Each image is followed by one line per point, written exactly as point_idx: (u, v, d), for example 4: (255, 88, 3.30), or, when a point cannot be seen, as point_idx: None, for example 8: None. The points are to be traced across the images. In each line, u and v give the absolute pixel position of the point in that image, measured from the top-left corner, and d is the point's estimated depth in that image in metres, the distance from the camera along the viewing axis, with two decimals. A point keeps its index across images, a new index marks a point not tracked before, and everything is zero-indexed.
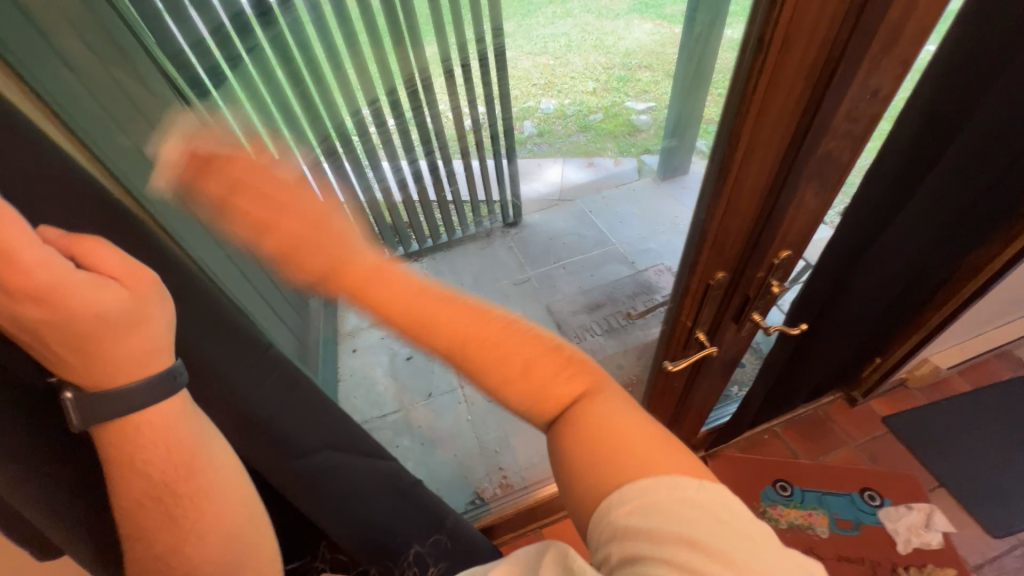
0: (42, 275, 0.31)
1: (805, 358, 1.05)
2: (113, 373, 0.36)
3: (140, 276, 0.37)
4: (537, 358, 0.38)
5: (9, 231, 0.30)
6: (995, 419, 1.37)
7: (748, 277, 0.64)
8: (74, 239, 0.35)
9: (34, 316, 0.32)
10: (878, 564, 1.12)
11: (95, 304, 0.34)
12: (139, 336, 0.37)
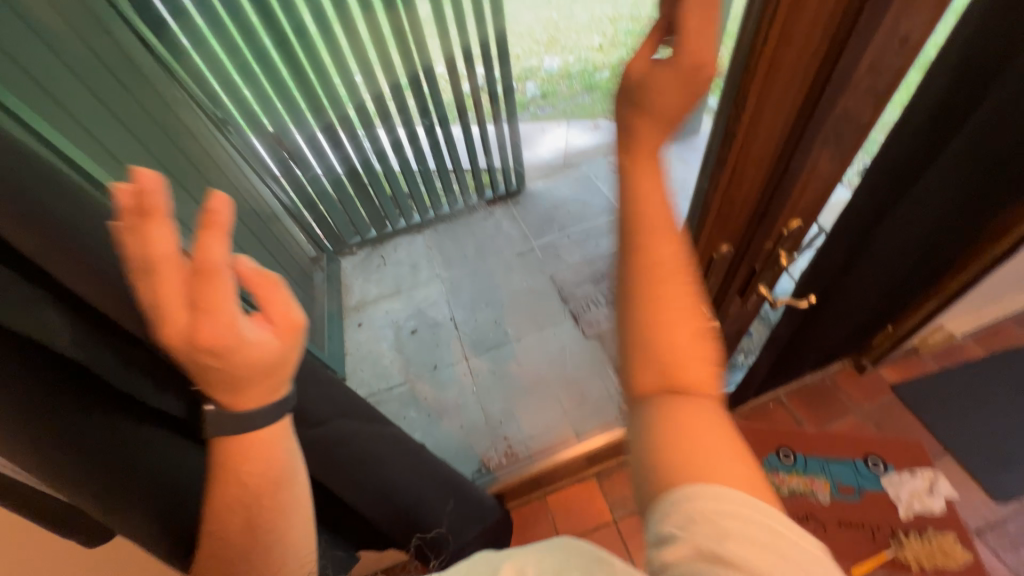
0: (225, 327, 0.36)
1: (813, 329, 1.02)
2: (246, 402, 0.41)
3: (291, 326, 0.41)
4: (696, 326, 0.35)
5: (218, 291, 0.36)
6: (1010, 386, 1.34)
7: (756, 250, 0.60)
8: (257, 281, 0.39)
9: (206, 360, 0.36)
10: (878, 529, 1.13)
11: (253, 356, 0.38)
12: (270, 380, 0.41)
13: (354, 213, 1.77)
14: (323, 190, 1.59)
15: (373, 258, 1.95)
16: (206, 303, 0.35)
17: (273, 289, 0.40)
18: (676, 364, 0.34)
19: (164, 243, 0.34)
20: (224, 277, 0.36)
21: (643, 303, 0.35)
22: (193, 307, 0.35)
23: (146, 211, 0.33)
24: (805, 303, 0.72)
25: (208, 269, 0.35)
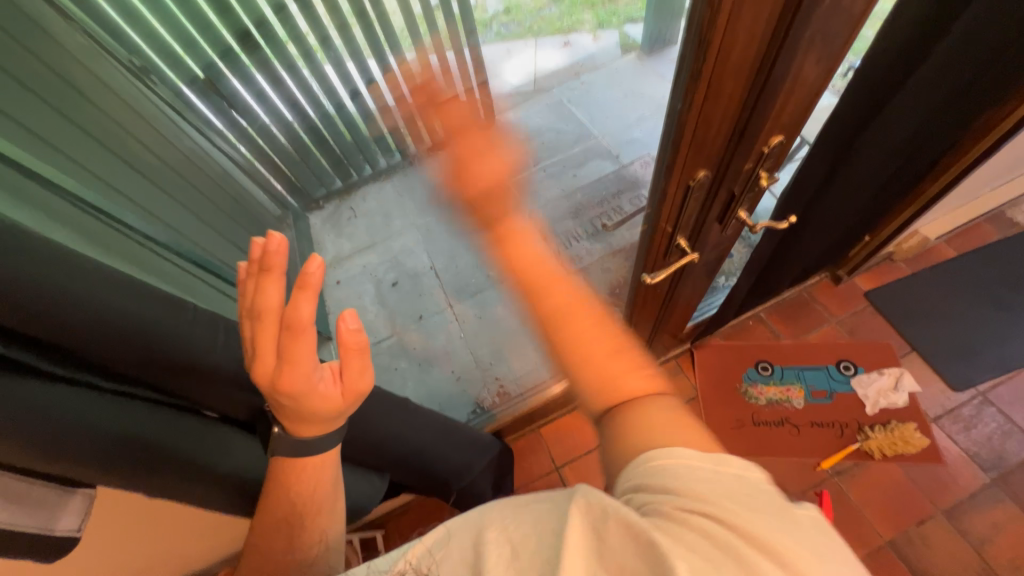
0: (300, 377, 0.40)
1: (789, 247, 1.01)
2: (308, 429, 0.45)
3: (359, 388, 0.43)
4: (601, 339, 0.51)
5: (304, 346, 0.39)
6: (976, 283, 1.38)
7: (735, 171, 0.56)
8: (348, 346, 0.40)
9: (280, 397, 0.41)
10: (845, 426, 1.21)
11: (315, 399, 0.42)
12: (325, 424, 0.45)
13: (314, 162, 1.70)
14: (274, 141, 1.55)
15: (342, 210, 1.89)
16: (290, 359, 0.39)
17: (359, 355, 0.41)
18: (609, 380, 0.48)
19: (270, 300, 0.38)
20: (310, 337, 0.38)
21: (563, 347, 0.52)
22: (278, 353, 0.39)
23: (269, 268, 0.37)
24: (785, 223, 0.70)
25: (294, 328, 0.37)
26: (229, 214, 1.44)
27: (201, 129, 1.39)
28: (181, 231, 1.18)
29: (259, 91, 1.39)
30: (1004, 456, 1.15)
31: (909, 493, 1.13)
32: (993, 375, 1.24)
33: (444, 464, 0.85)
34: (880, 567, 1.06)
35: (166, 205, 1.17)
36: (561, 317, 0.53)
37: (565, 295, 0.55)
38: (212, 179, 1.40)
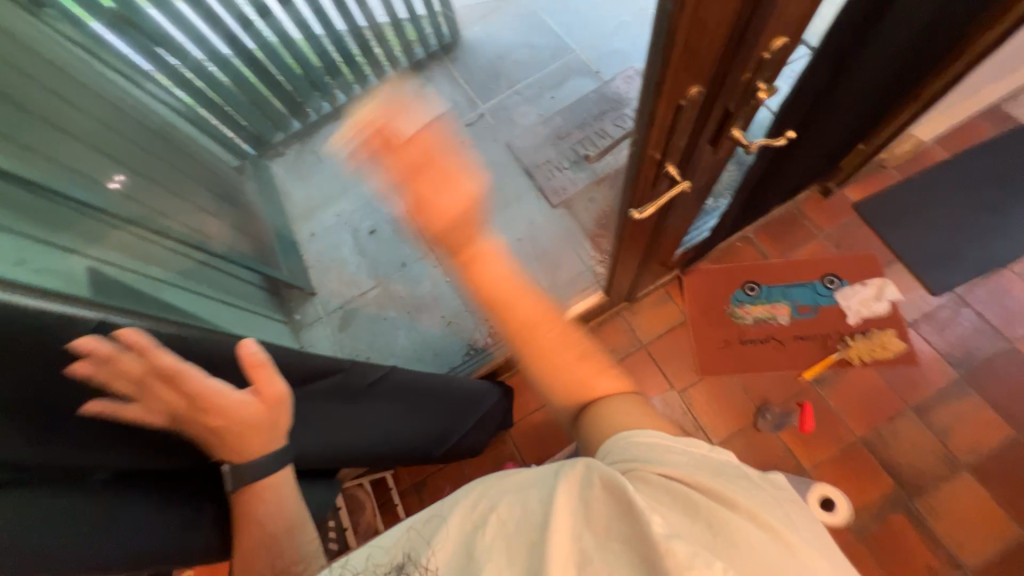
0: (214, 395, 0.50)
1: (781, 165, 0.96)
2: (246, 447, 0.55)
3: (275, 398, 0.55)
4: (571, 352, 0.71)
5: (196, 383, 0.49)
6: (966, 184, 1.36)
7: (733, 83, 0.49)
8: (254, 368, 0.53)
9: (212, 421, 0.51)
10: (828, 337, 1.25)
11: (236, 416, 0.52)
12: (260, 434, 0.55)
13: (268, 105, 1.61)
14: (215, 82, 1.41)
15: (304, 154, 1.77)
16: (196, 391, 0.49)
17: (262, 368, 0.53)
18: (576, 386, 0.69)
19: (133, 369, 0.46)
20: (190, 369, 0.49)
21: (531, 356, 0.72)
22: (184, 392, 0.49)
23: (140, 348, 0.46)
24: (783, 139, 0.63)
25: (175, 370, 0.48)
26: (191, 177, 1.34)
27: (129, 77, 1.22)
28: (137, 200, 1.09)
29: (187, 24, 1.27)
30: (972, 353, 1.21)
31: (882, 393, 1.20)
32: (971, 277, 1.27)
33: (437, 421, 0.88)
34: (852, 460, 1.16)
35: (118, 173, 1.07)
36: (529, 327, 0.72)
37: (529, 307, 0.72)
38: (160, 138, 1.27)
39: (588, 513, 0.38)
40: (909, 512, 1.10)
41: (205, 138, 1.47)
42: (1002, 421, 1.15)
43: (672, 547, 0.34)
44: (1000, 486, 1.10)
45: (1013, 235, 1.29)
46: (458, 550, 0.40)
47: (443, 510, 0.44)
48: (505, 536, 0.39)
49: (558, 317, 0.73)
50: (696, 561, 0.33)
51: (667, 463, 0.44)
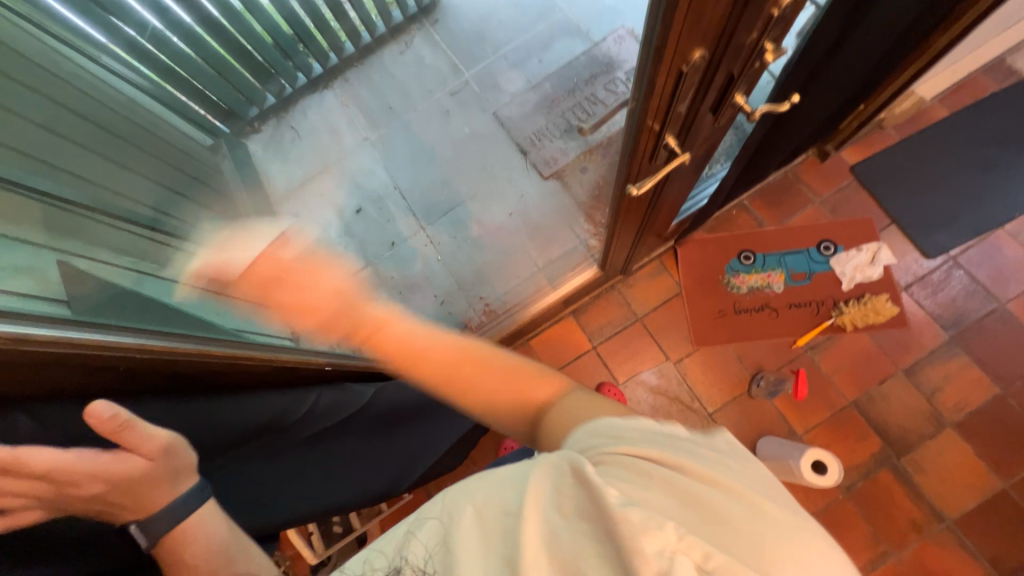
0: (71, 472, 0.44)
1: (780, 131, 0.92)
2: (138, 500, 0.50)
3: (161, 451, 0.49)
4: (492, 375, 0.59)
5: (47, 460, 0.42)
6: (966, 143, 1.33)
7: (738, 44, 0.45)
8: (115, 430, 0.45)
9: (86, 490, 0.46)
10: (822, 304, 1.25)
11: (113, 476, 0.47)
12: (150, 487, 0.50)
13: (239, 78, 1.51)
14: (177, 53, 1.31)
15: (282, 130, 1.70)
16: (39, 473, 0.42)
17: (127, 430, 0.46)
18: (508, 402, 0.58)
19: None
20: (30, 451, 0.41)
21: (456, 392, 0.59)
22: (36, 475, 0.42)
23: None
24: (786, 104, 0.60)
25: (8, 458, 0.41)
26: (166, 162, 1.27)
27: (84, 52, 1.12)
28: (114, 190, 1.02)
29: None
30: (963, 315, 1.22)
31: (873, 357, 1.22)
32: (965, 239, 1.26)
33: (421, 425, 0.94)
34: (843, 423, 1.18)
35: (93, 163, 0.99)
36: (450, 374, 0.60)
37: (434, 351, 0.62)
38: (129, 120, 1.19)
39: (558, 494, 0.40)
40: (895, 470, 1.14)
41: (175, 118, 1.38)
42: (989, 380, 1.17)
43: (627, 515, 0.35)
44: (983, 442, 1.14)
45: (1010, 194, 1.28)
46: (441, 545, 0.42)
47: (424, 510, 0.47)
48: (481, 528, 0.41)
49: (465, 346, 0.62)
50: (649, 523, 0.35)
51: (622, 441, 0.44)
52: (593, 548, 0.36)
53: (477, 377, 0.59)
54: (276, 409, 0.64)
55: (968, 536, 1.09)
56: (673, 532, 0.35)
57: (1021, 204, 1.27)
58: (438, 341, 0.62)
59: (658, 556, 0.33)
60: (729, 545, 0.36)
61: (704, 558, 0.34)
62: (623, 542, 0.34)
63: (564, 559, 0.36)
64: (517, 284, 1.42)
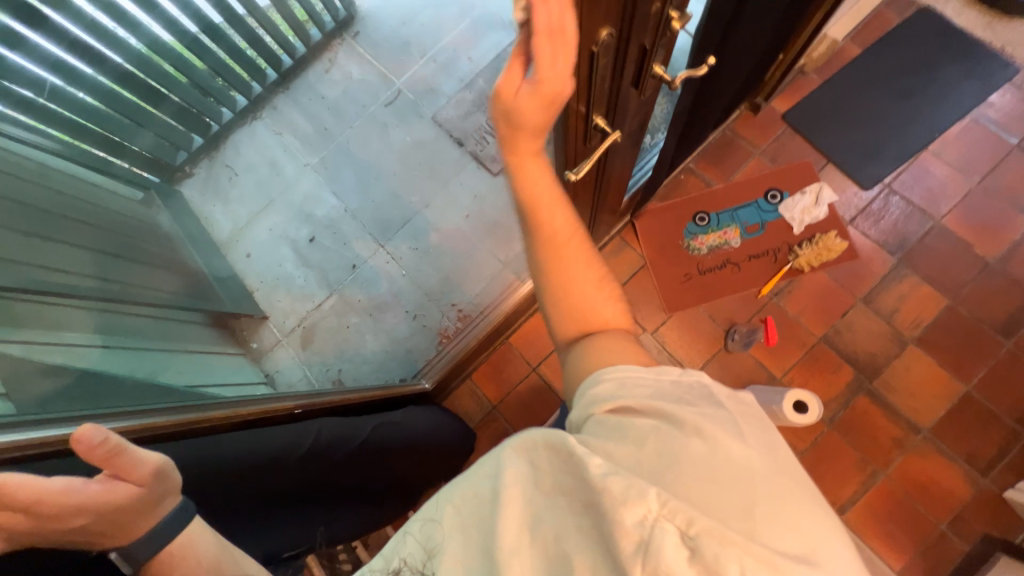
0: (57, 502, 0.45)
1: (707, 93, 0.94)
2: (128, 528, 0.50)
3: (152, 472, 0.50)
4: (591, 276, 0.54)
5: (34, 491, 0.45)
6: (881, 75, 1.40)
7: (642, 14, 0.45)
8: (105, 459, 0.48)
9: (69, 523, 0.46)
10: (778, 251, 1.30)
11: (103, 503, 0.47)
12: (140, 515, 0.50)
13: (158, 124, 1.43)
14: (86, 108, 1.22)
15: (218, 170, 1.62)
16: (30, 502, 0.44)
17: (119, 454, 0.48)
18: (583, 307, 0.53)
19: None
20: (23, 478, 0.45)
21: (552, 265, 0.53)
22: (24, 506, 0.44)
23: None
24: (703, 68, 0.61)
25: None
26: (88, 223, 1.17)
27: None
28: (30, 263, 0.93)
29: (30, 46, 1.04)
30: (906, 238, 1.29)
31: (834, 292, 1.27)
32: (896, 166, 1.33)
33: (419, 452, 0.97)
34: (817, 360, 1.24)
35: (13, 241, 0.93)
36: (558, 244, 0.52)
37: (563, 222, 0.52)
38: (45, 188, 1.10)
39: (538, 474, 0.45)
40: (870, 394, 1.20)
41: (100, 178, 1.30)
42: (938, 294, 1.25)
43: (609, 486, 0.38)
44: (942, 352, 1.21)
45: (928, 117, 1.35)
46: (433, 542, 0.49)
47: (419, 513, 0.52)
48: (462, 516, 0.48)
49: (581, 235, 0.55)
50: (629, 493, 0.37)
51: (625, 400, 0.46)
52: (573, 523, 0.40)
53: (563, 259, 0.53)
54: (279, 446, 0.70)
55: (944, 441, 1.16)
56: (655, 500, 0.36)
57: (939, 125, 1.34)
58: (554, 216, 0.51)
59: (640, 526, 0.35)
60: (714, 506, 0.36)
61: (687, 523, 0.34)
62: (606, 509, 0.38)
63: (545, 536, 0.41)
64: (486, 285, 1.41)
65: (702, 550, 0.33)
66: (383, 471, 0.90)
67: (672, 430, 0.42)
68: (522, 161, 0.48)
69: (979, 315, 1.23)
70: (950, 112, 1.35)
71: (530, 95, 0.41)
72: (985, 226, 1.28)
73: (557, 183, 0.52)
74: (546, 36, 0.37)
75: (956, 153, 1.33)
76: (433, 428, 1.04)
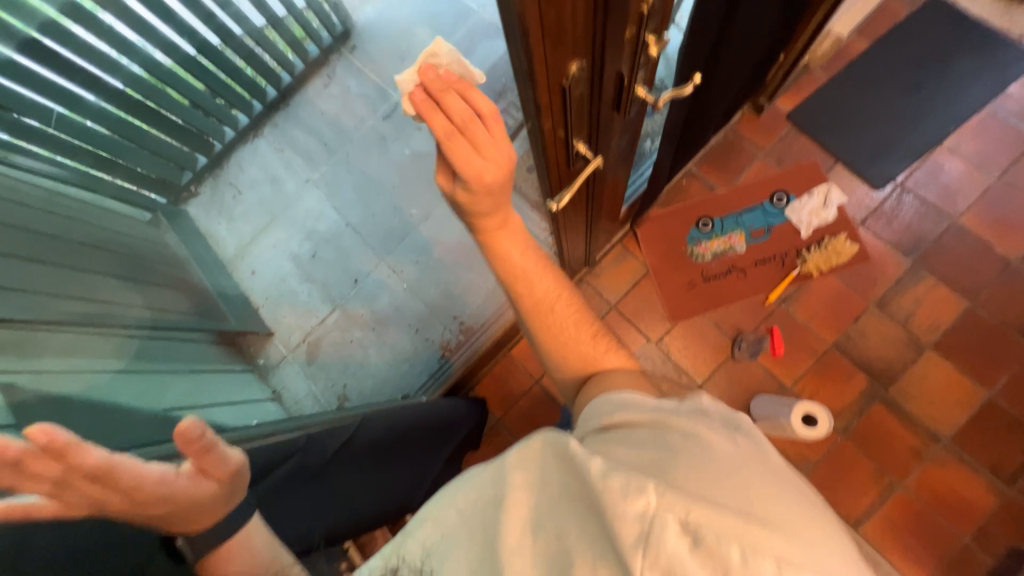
0: (152, 489, 0.50)
1: (702, 104, 0.92)
2: (198, 518, 0.53)
3: (233, 471, 0.55)
4: (582, 326, 0.57)
5: (131, 475, 0.49)
6: (891, 69, 1.35)
7: (615, 42, 0.44)
8: (198, 457, 0.52)
9: (154, 510, 0.50)
10: (785, 256, 1.26)
11: (188, 493, 0.52)
12: (211, 509, 0.54)
13: (163, 146, 1.45)
14: (94, 134, 1.26)
15: (222, 189, 1.64)
16: (126, 486, 0.48)
17: (207, 451, 0.52)
18: (580, 354, 0.57)
19: (52, 471, 0.45)
20: (124, 461, 0.48)
21: (543, 330, 0.57)
22: (122, 488, 0.48)
23: (59, 450, 0.44)
24: (689, 87, 0.60)
25: (106, 467, 0.47)
26: (101, 248, 1.20)
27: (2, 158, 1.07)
28: (43, 292, 0.94)
29: (40, 80, 1.09)
30: (921, 238, 1.24)
31: (845, 296, 1.23)
32: (909, 163, 1.28)
33: (432, 442, 0.99)
34: (828, 367, 1.20)
35: (35, 272, 0.97)
36: (544, 310, 0.57)
37: (545, 288, 0.57)
38: (56, 215, 1.13)
39: (544, 478, 0.42)
40: (886, 402, 1.16)
41: (108, 201, 1.34)
42: (956, 296, 1.19)
43: (608, 484, 0.35)
44: (961, 356, 1.16)
45: (942, 111, 1.30)
46: (432, 542, 0.45)
47: (422, 512, 0.48)
48: (460, 514, 0.45)
49: (569, 290, 0.59)
50: (629, 487, 0.34)
51: (624, 412, 0.47)
52: (574, 521, 0.37)
53: (562, 324, 0.57)
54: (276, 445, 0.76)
55: (966, 451, 1.11)
56: (654, 492, 0.34)
57: (954, 118, 1.29)
58: (542, 283, 0.57)
59: (640, 518, 0.33)
60: (714, 493, 0.35)
61: (686, 511, 0.33)
62: (606, 508, 0.35)
63: (549, 537, 0.38)
64: (487, 297, 1.41)
65: (704, 537, 0.32)
66: (402, 461, 0.94)
67: (668, 433, 0.42)
68: (492, 241, 0.55)
69: (1000, 318, 1.17)
70: (965, 104, 1.29)
71: (462, 191, 0.46)
72: (1005, 224, 1.22)
73: (535, 250, 0.57)
74: (456, 135, 0.41)
75: (972, 147, 1.27)
76: (452, 406, 1.05)
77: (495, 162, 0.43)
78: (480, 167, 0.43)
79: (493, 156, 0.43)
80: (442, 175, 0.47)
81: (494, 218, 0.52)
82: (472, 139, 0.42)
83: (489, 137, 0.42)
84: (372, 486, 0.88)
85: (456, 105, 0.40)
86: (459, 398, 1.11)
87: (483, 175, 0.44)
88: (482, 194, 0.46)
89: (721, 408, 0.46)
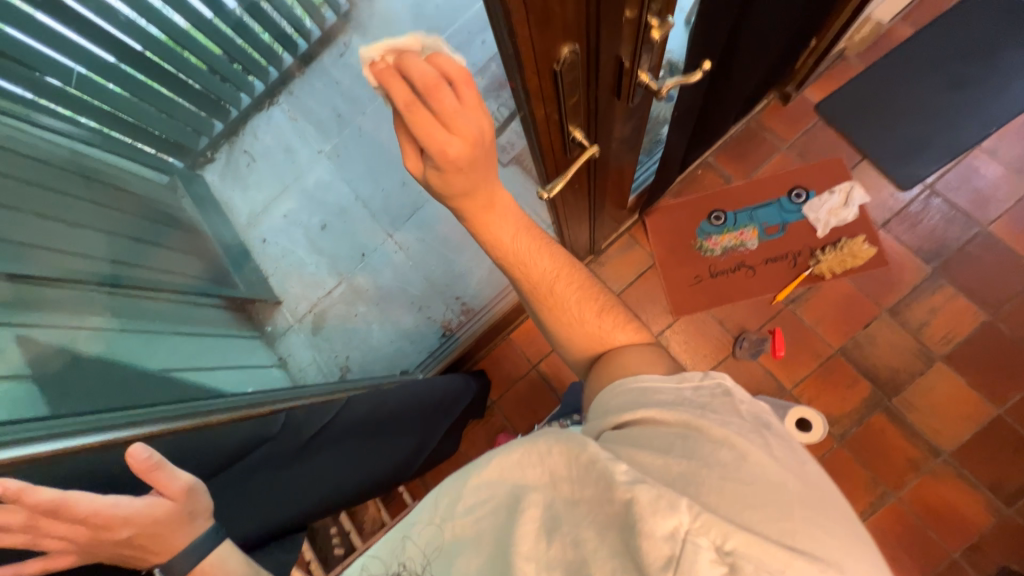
0: (108, 513, 0.46)
1: (718, 93, 0.88)
2: (166, 543, 0.49)
3: (188, 488, 0.51)
4: (585, 304, 0.56)
5: (86, 505, 0.46)
6: (932, 60, 1.26)
7: (613, 24, 0.42)
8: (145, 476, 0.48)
9: (118, 534, 0.47)
10: (798, 255, 1.22)
11: (148, 519, 0.48)
12: (176, 531, 0.50)
13: (181, 111, 1.45)
14: (117, 98, 1.28)
15: (238, 156, 1.65)
16: (84, 515, 0.45)
17: (158, 472, 0.49)
18: (586, 336, 0.56)
19: (15, 518, 0.43)
20: (77, 492, 0.45)
21: (546, 312, 0.56)
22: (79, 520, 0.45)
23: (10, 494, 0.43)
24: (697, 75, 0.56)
25: (58, 501, 0.44)
26: (123, 211, 1.23)
27: (25, 118, 1.10)
28: (65, 251, 0.99)
29: (62, 40, 1.10)
30: (946, 245, 1.18)
31: (858, 300, 1.19)
32: (942, 163, 1.21)
33: (432, 433, 1.02)
34: (832, 372, 1.17)
35: (62, 232, 1.01)
36: (545, 292, 0.56)
37: (546, 266, 0.56)
38: (77, 175, 1.16)
39: (555, 481, 0.42)
40: (889, 412, 1.13)
41: (127, 163, 1.36)
42: (976, 308, 1.14)
43: (637, 495, 0.36)
44: (974, 371, 1.12)
45: (984, 109, 1.21)
46: (437, 549, 0.47)
47: (422, 513, 0.50)
48: (473, 514, 0.46)
49: (572, 269, 0.57)
50: (659, 505, 0.35)
51: (648, 407, 0.45)
52: (593, 531, 0.38)
53: (565, 303, 0.56)
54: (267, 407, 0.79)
55: (967, 466, 1.08)
56: (687, 512, 0.34)
57: (997, 117, 1.20)
58: (542, 264, 0.55)
59: (670, 540, 0.34)
60: (751, 517, 0.35)
61: (723, 538, 0.33)
62: (634, 519, 0.35)
63: (565, 542, 0.39)
64: (489, 278, 1.41)
65: (741, 566, 0.32)
66: (405, 434, 0.94)
67: (696, 438, 0.41)
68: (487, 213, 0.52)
69: (1020, 333, 1.12)
70: (1013, 103, 1.20)
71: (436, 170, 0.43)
72: None
73: (537, 230, 0.56)
74: (413, 108, 0.37)
75: (1013, 150, 1.19)
76: (458, 390, 1.09)
77: (461, 138, 0.39)
78: (445, 140, 0.38)
79: (460, 130, 0.39)
80: (411, 153, 0.44)
81: (476, 196, 0.49)
82: (436, 113, 0.37)
83: (454, 104, 0.37)
84: (383, 461, 0.89)
85: (416, 67, 0.36)
86: (456, 376, 1.11)
87: (447, 150, 0.39)
88: (450, 171, 0.42)
89: (746, 392, 0.46)
